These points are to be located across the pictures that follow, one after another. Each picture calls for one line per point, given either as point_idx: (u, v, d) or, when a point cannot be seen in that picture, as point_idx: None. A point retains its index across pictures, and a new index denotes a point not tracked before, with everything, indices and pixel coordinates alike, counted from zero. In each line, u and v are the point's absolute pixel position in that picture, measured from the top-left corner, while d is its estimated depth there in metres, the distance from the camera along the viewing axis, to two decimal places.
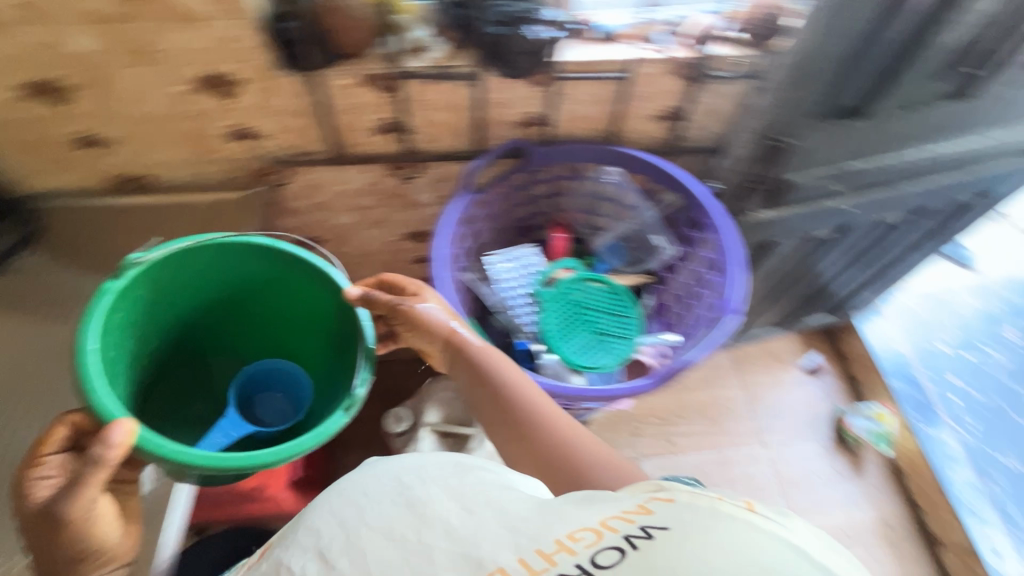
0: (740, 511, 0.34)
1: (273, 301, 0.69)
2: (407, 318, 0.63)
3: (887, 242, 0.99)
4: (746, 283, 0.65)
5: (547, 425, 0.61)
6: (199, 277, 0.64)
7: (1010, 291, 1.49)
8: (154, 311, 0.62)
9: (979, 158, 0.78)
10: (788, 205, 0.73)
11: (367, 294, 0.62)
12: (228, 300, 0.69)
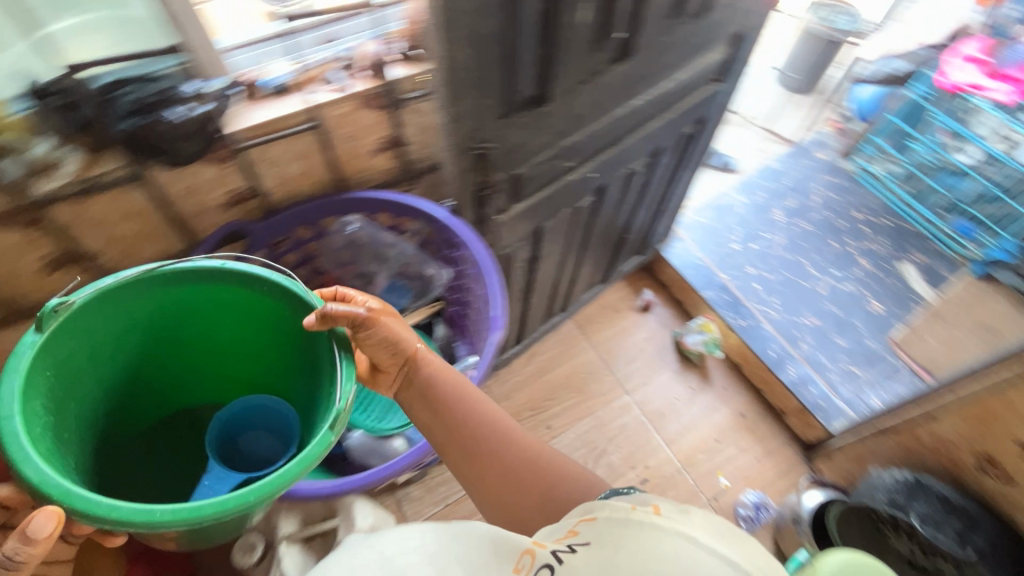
0: (645, 516, 0.33)
1: (227, 329, 0.64)
2: (373, 332, 0.55)
3: (650, 181, 1.08)
4: (504, 287, 0.72)
5: (518, 446, 0.61)
6: (132, 314, 0.58)
7: (763, 179, 1.79)
8: (99, 359, 0.57)
9: (679, 95, 0.87)
10: (533, 193, 0.75)
11: (325, 314, 0.52)
12: (175, 333, 0.63)
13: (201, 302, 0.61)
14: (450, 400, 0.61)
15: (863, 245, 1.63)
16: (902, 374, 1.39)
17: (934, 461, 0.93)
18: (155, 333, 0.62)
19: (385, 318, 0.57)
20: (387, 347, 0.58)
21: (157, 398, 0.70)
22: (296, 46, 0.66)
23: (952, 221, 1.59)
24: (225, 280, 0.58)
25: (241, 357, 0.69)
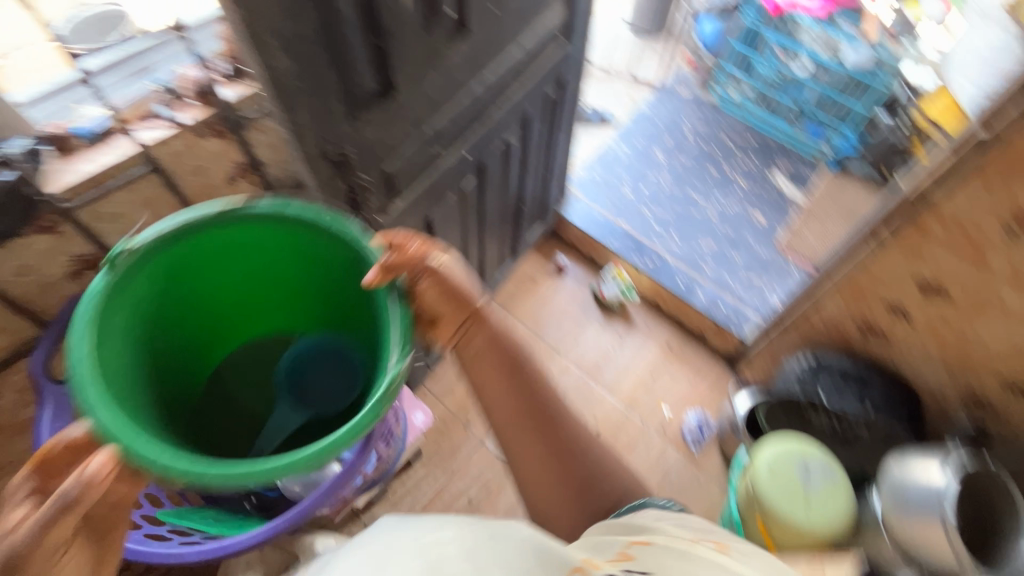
0: (710, 552, 0.41)
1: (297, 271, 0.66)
2: (435, 280, 0.60)
3: (530, 149, 1.10)
4: None
5: (575, 434, 0.72)
6: (200, 257, 0.60)
7: (639, 125, 1.88)
8: (166, 308, 0.61)
9: (529, 62, 0.88)
10: (409, 187, 0.74)
11: (386, 266, 0.55)
12: (249, 271, 0.66)
13: (265, 246, 0.62)
14: (515, 374, 0.70)
15: (738, 166, 1.77)
16: (792, 274, 1.55)
17: (827, 340, 1.05)
18: (211, 283, 0.65)
19: (442, 271, 0.60)
20: (442, 300, 0.62)
21: (229, 328, 0.74)
22: (96, 86, 0.63)
23: (805, 127, 1.76)
24: (289, 227, 0.59)
25: (305, 295, 0.71)
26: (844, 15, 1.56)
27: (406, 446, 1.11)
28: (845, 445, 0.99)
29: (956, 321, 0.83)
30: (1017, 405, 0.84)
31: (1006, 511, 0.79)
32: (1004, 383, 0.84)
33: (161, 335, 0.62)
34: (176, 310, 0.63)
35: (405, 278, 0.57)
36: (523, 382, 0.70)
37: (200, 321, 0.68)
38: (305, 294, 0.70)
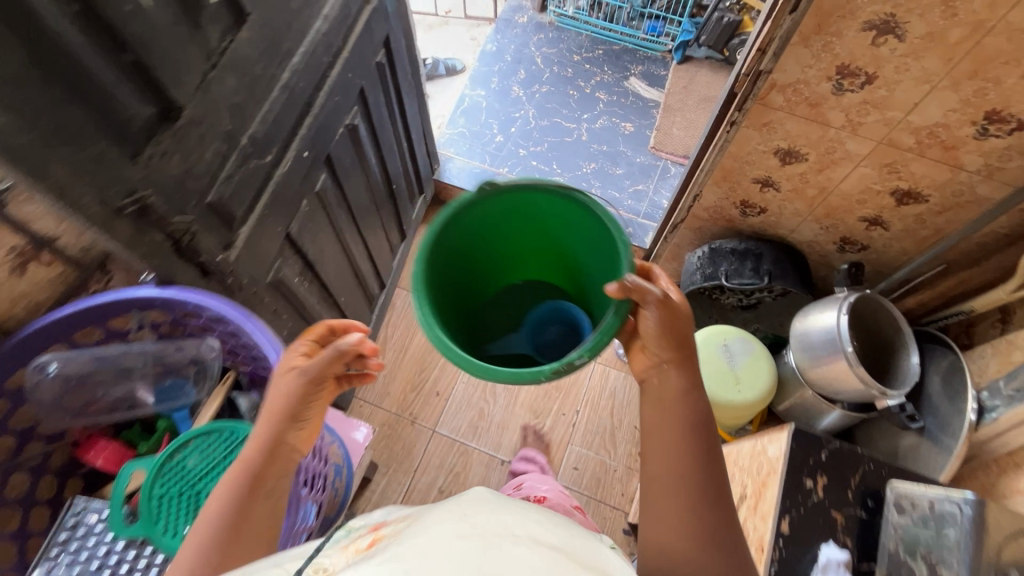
0: None
1: (581, 248, 0.86)
2: (664, 317, 0.61)
3: (380, 126, 1.01)
4: (262, 322, 0.64)
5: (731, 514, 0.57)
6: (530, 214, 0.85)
7: (489, 64, 1.81)
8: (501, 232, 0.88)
9: (341, 34, 0.78)
10: (250, 211, 0.65)
11: (625, 286, 0.60)
12: (558, 237, 0.88)
13: (568, 225, 0.84)
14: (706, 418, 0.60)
15: (594, 81, 1.77)
16: (670, 169, 1.61)
17: (716, 227, 1.10)
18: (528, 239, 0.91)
19: (670, 307, 0.61)
20: (660, 337, 0.61)
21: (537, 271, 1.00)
22: None
23: (644, 26, 1.77)
24: (579, 213, 0.80)
25: (574, 264, 0.91)
26: None
27: (355, 467, 1.06)
28: (752, 309, 1.12)
29: (815, 177, 0.89)
30: (878, 238, 0.94)
31: (894, 328, 0.88)
32: (863, 218, 0.92)
33: (471, 256, 0.89)
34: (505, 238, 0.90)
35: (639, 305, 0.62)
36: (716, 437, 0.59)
37: (514, 252, 0.94)
38: (573, 263, 0.91)
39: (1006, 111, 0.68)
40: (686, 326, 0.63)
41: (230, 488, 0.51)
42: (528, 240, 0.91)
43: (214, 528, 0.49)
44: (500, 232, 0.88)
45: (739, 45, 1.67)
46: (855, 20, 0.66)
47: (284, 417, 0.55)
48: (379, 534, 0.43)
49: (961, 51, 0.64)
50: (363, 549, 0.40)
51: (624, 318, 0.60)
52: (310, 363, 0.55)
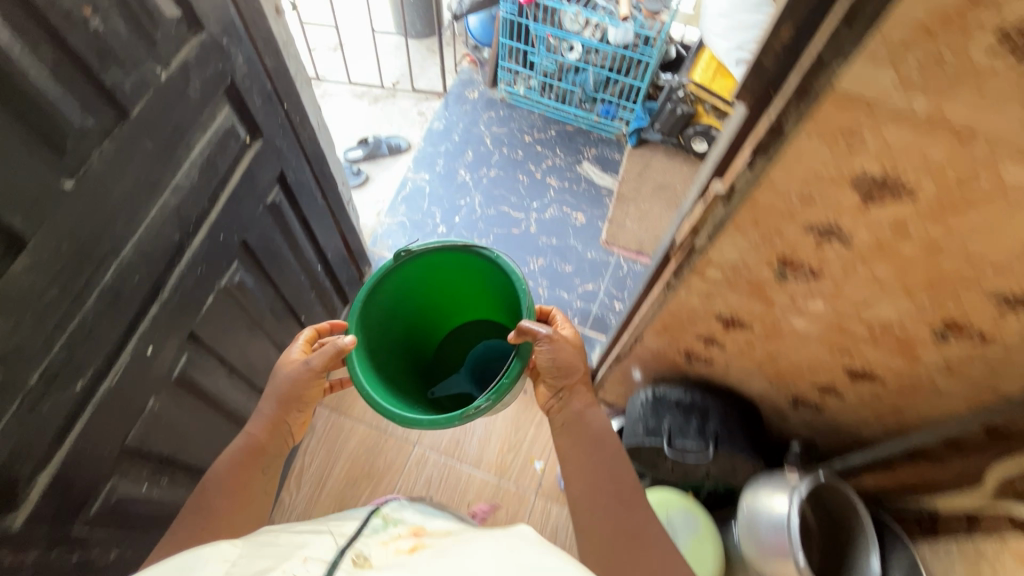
0: None
1: (496, 289, 1.04)
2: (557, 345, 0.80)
3: (277, 266, 0.88)
4: None
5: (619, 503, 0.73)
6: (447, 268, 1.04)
7: (435, 145, 1.71)
8: (429, 291, 1.10)
9: (206, 197, 0.66)
10: (49, 452, 0.52)
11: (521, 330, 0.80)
12: (477, 282, 1.08)
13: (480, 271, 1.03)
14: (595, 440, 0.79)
15: (545, 165, 1.68)
16: (623, 266, 1.51)
17: (660, 368, 1.00)
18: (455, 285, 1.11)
19: (558, 339, 0.80)
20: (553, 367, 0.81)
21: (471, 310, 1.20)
22: None
23: (598, 108, 1.69)
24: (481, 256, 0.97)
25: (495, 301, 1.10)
26: None
27: None
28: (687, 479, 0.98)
29: (761, 344, 0.80)
30: (832, 402, 0.84)
31: (847, 506, 0.79)
32: (816, 385, 0.82)
33: (405, 307, 1.08)
34: (432, 294, 1.11)
35: (535, 344, 0.80)
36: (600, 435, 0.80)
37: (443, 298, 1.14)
38: (495, 301, 1.10)
39: (966, 322, 0.59)
40: (576, 356, 0.81)
41: (236, 456, 0.76)
42: (450, 294, 1.14)
43: (223, 471, 0.74)
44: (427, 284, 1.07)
45: (693, 134, 1.59)
46: (795, 221, 0.56)
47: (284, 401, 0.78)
48: (419, 541, 0.63)
49: (915, 264, 0.55)
50: (406, 549, 0.59)
51: (524, 360, 0.79)
52: (309, 357, 0.78)
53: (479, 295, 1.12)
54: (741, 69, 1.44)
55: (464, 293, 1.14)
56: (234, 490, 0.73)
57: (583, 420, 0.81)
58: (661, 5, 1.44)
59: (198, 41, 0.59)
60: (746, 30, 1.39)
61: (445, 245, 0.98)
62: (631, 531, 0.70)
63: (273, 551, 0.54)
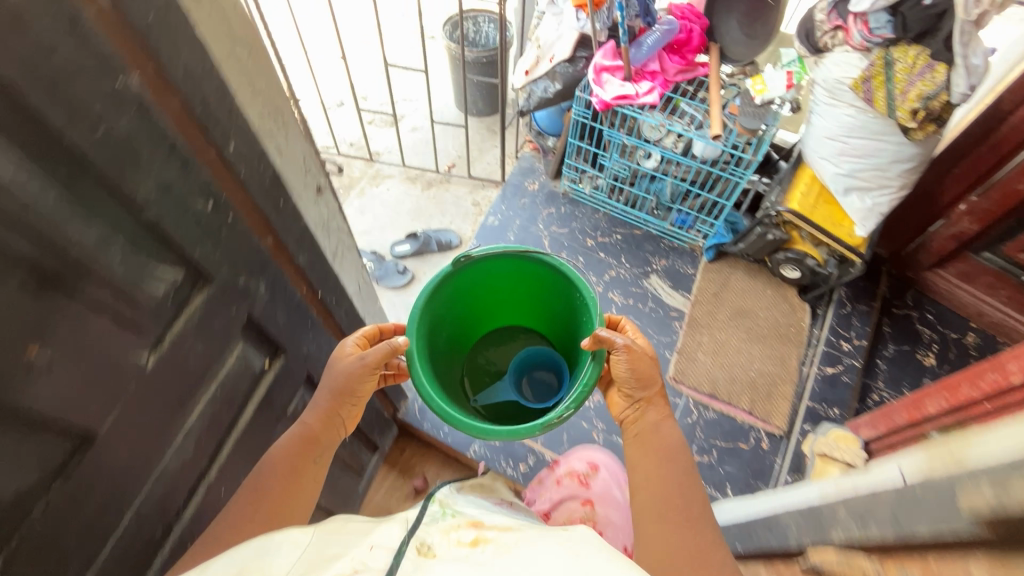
0: None
1: (550, 295, 0.98)
2: (635, 354, 0.74)
3: None
4: None
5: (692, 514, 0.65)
6: (498, 270, 0.97)
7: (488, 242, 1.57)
8: (474, 295, 1.01)
9: (204, 458, 0.53)
10: None
11: (598, 337, 0.74)
12: (527, 287, 1.01)
13: (534, 274, 0.96)
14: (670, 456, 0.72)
15: (608, 276, 1.51)
16: (691, 411, 1.31)
17: None
18: (501, 289, 1.03)
19: (636, 349, 0.75)
20: (631, 379, 0.75)
21: (515, 315, 1.12)
22: None
23: (672, 217, 1.51)
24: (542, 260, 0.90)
25: (546, 310, 1.04)
26: (679, 102, 1.33)
27: None
28: None
29: None
30: None
31: None
32: None
33: (453, 313, 0.98)
34: (478, 297, 1.02)
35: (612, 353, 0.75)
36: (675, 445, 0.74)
37: (488, 302, 1.06)
38: (546, 308, 1.04)
39: None
40: (653, 366, 0.76)
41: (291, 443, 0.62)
42: (499, 296, 1.05)
43: (273, 466, 0.60)
44: (476, 288, 0.99)
45: (784, 260, 1.39)
46: None
47: (339, 395, 0.65)
48: (482, 535, 0.46)
49: None
50: (469, 546, 0.44)
51: (600, 366, 0.74)
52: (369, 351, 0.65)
53: (526, 300, 1.06)
54: (849, 199, 1.23)
55: (515, 294, 1.06)
56: (284, 485, 0.59)
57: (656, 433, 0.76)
58: (759, 125, 1.22)
59: (203, 298, 0.46)
60: (860, 157, 1.18)
61: (506, 249, 0.90)
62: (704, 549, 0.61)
63: (342, 540, 0.46)
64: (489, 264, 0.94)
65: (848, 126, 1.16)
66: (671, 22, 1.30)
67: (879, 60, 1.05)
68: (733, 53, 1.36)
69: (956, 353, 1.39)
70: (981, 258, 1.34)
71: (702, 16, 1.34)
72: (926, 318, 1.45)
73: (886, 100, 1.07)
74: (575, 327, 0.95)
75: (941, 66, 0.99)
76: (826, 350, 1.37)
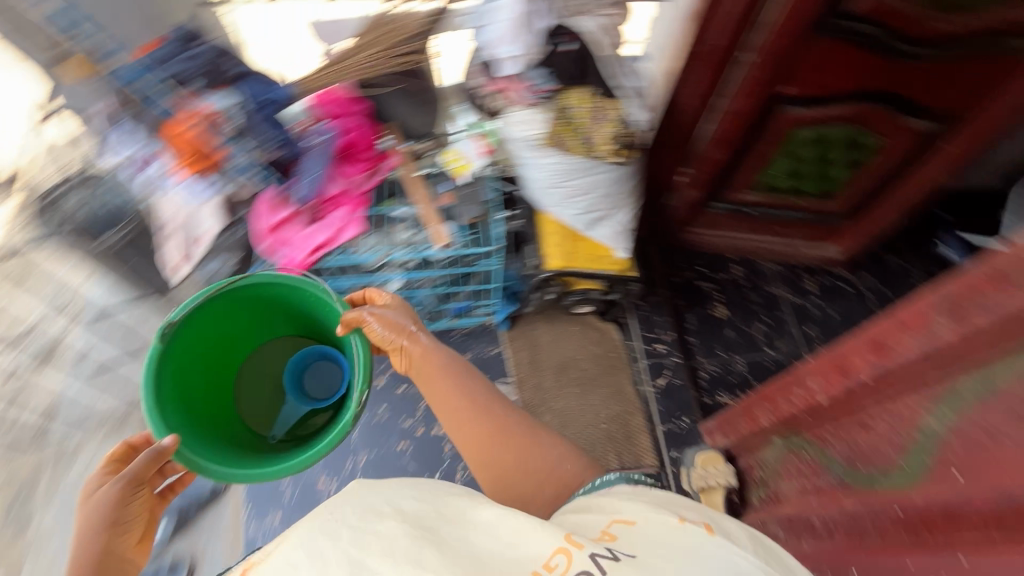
0: None
1: (281, 300, 0.90)
2: (380, 313, 0.79)
3: None
4: None
5: (486, 407, 0.71)
6: (211, 311, 0.85)
7: None
8: (203, 342, 0.86)
9: None
10: None
11: (347, 322, 0.78)
12: (255, 302, 0.89)
13: (249, 293, 0.86)
14: (453, 370, 0.76)
15: (422, 409, 1.30)
16: None
17: None
18: (230, 323, 0.90)
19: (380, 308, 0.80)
20: (386, 333, 0.78)
21: (263, 333, 0.97)
22: None
23: (450, 310, 1.28)
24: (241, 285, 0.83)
25: (288, 312, 0.94)
26: (387, 209, 1.09)
27: None
28: None
29: None
30: None
31: None
32: None
33: (191, 376, 0.85)
34: (209, 347, 0.87)
35: (365, 324, 0.79)
36: (452, 364, 0.76)
37: (219, 344, 0.89)
38: (286, 312, 0.94)
39: None
40: (404, 312, 0.82)
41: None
42: (226, 332, 0.90)
43: None
44: (201, 341, 0.85)
45: (575, 301, 1.30)
46: None
47: (106, 525, 0.61)
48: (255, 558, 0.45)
49: None
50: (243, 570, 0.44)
51: (364, 339, 0.78)
52: (127, 470, 0.63)
53: (263, 314, 0.93)
54: (597, 231, 1.17)
55: (248, 319, 0.92)
56: None
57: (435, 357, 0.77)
58: (480, 208, 1.11)
59: None
60: (586, 195, 1.08)
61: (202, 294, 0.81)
62: (502, 428, 0.70)
63: None
64: (201, 310, 0.83)
65: (557, 172, 1.02)
66: (324, 133, 1.06)
67: (555, 112, 0.98)
68: (412, 128, 1.14)
69: (737, 293, 1.50)
70: (713, 209, 1.44)
71: (356, 101, 1.09)
72: (700, 271, 1.52)
73: (582, 146, 1.00)
74: (323, 317, 0.90)
75: (610, 103, 1.00)
76: (649, 362, 1.37)
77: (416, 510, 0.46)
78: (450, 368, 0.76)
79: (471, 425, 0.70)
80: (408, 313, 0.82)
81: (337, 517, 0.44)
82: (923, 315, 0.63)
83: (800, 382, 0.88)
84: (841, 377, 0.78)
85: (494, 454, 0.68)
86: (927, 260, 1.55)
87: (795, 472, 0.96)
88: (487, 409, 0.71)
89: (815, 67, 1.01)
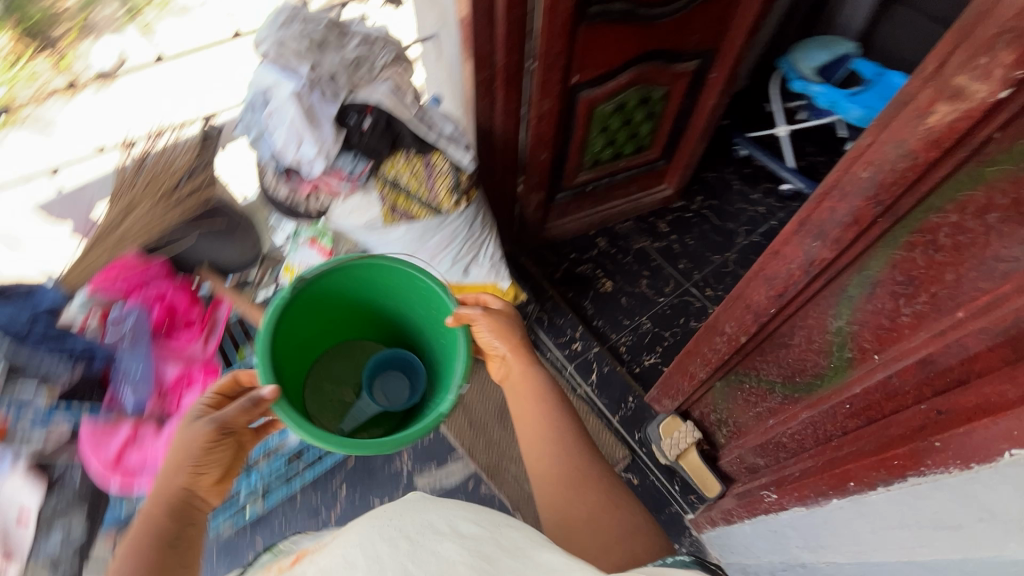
0: None
1: (385, 295, 0.80)
2: (492, 319, 0.73)
3: None
4: None
5: (569, 441, 0.65)
6: (326, 291, 0.75)
7: None
8: (308, 320, 0.77)
9: None
10: None
11: (461, 315, 0.71)
12: (359, 294, 0.79)
13: (360, 282, 0.76)
14: (551, 398, 0.69)
15: None
16: None
17: None
18: (329, 311, 0.79)
19: (493, 313, 0.73)
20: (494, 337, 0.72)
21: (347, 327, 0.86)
22: None
23: None
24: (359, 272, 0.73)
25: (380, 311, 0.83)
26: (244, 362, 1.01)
27: None
28: None
29: None
30: None
31: None
32: None
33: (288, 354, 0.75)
34: (311, 324, 0.78)
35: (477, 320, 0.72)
36: (549, 389, 0.70)
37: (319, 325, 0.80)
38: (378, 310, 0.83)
39: None
40: (511, 329, 0.74)
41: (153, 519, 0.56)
42: (327, 316, 0.80)
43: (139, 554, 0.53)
44: (307, 319, 0.76)
45: None
46: None
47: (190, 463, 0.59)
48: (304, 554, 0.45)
49: None
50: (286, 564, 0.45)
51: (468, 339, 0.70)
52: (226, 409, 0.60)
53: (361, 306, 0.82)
54: (473, 275, 1.11)
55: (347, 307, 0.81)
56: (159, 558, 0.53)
57: (529, 381, 0.71)
58: None
59: None
60: (448, 247, 1.03)
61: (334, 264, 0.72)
62: (584, 469, 0.63)
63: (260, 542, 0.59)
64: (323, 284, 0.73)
65: (413, 240, 0.98)
66: (128, 315, 0.89)
67: (383, 187, 0.91)
68: (224, 262, 1.00)
69: (612, 261, 1.57)
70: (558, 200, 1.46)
71: (151, 265, 0.91)
72: (573, 258, 1.57)
73: (426, 209, 0.94)
74: (428, 324, 0.79)
75: (434, 156, 0.92)
76: (575, 365, 1.38)
77: (476, 533, 0.41)
78: (547, 396, 0.69)
79: (552, 457, 0.64)
80: (517, 332, 0.74)
81: (400, 518, 0.41)
82: (794, 244, 0.69)
83: (716, 329, 0.93)
84: (750, 315, 0.84)
85: (558, 493, 0.61)
86: (735, 164, 1.77)
87: (744, 404, 1.02)
88: (564, 450, 0.64)
89: (595, 50, 1.06)
